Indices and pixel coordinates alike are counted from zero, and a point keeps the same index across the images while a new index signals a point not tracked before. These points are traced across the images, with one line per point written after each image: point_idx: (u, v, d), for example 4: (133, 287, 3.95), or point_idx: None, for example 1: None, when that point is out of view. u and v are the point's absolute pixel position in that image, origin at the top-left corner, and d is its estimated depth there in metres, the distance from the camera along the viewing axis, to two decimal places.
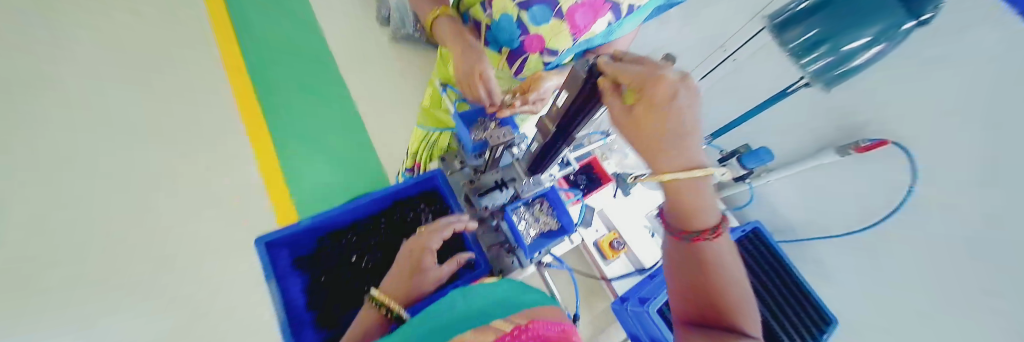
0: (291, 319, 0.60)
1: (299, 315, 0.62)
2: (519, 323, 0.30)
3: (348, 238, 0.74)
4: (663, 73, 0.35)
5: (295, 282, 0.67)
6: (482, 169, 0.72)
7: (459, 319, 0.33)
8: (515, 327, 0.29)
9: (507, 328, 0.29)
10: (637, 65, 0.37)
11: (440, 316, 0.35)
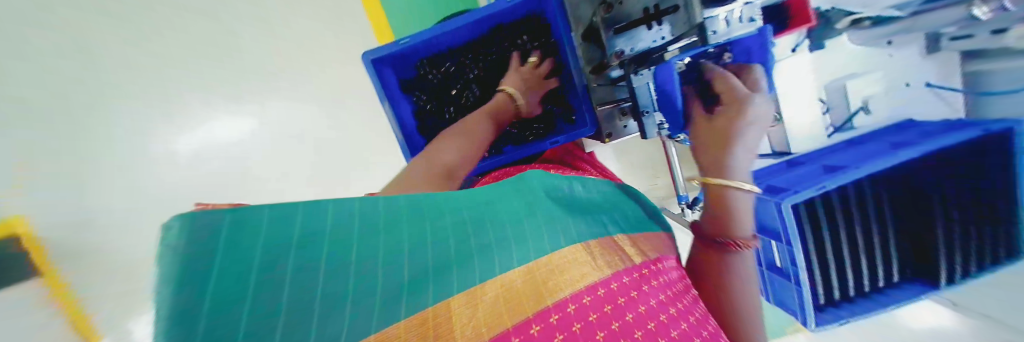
0: (411, 146, 0.65)
1: (414, 140, 0.67)
2: (650, 259, 0.39)
3: (447, 67, 0.64)
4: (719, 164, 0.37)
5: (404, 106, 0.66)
6: None
7: (601, 221, 0.44)
8: (648, 263, 0.38)
9: (641, 260, 0.38)
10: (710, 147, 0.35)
11: (585, 211, 0.46)
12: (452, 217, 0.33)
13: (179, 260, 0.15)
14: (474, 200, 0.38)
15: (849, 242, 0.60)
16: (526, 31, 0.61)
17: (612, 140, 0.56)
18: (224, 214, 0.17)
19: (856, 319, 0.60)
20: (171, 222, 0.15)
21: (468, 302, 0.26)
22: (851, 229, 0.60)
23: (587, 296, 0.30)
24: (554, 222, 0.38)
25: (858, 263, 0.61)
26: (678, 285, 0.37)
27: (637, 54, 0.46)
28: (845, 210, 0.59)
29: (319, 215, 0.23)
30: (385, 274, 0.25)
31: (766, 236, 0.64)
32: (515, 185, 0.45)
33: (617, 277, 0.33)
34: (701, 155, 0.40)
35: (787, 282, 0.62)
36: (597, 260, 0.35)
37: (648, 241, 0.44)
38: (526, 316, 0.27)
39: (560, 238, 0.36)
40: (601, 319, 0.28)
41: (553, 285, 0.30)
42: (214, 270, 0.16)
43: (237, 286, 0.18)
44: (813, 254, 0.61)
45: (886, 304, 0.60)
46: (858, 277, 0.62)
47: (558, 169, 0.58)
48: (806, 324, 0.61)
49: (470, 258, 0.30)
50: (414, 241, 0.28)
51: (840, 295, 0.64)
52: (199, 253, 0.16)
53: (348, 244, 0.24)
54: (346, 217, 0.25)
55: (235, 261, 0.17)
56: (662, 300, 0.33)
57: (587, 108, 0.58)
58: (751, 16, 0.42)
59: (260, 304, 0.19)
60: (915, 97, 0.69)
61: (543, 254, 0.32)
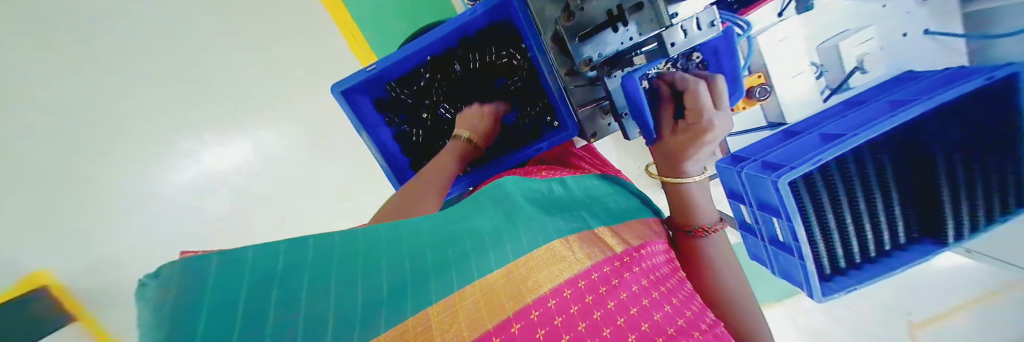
0: (393, 167, 0.66)
1: (396, 161, 0.68)
2: (632, 246, 0.41)
3: (419, 86, 0.62)
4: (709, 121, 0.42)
5: (385, 130, 0.67)
6: None
7: (581, 216, 0.46)
8: (630, 251, 0.40)
9: (623, 248, 0.40)
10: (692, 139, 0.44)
11: (563, 207, 0.47)
12: (431, 233, 0.34)
13: (164, 303, 0.18)
14: (454, 215, 0.38)
15: (854, 210, 0.59)
16: (497, 43, 0.58)
17: (596, 140, 0.56)
18: (207, 257, 0.21)
19: (865, 286, 0.60)
20: (156, 271, 0.19)
21: (450, 308, 0.26)
22: (855, 200, 0.58)
23: (568, 289, 0.31)
24: (535, 221, 0.39)
25: (862, 232, 0.61)
26: (661, 270, 0.40)
27: (608, 59, 0.44)
28: (847, 180, 0.57)
29: (297, 251, 0.26)
30: (366, 290, 0.26)
31: (767, 213, 0.63)
32: (490, 193, 0.44)
33: (598, 267, 0.35)
34: (664, 158, 0.49)
35: (790, 257, 0.62)
36: (577, 253, 0.36)
37: (637, 228, 0.47)
38: (506, 316, 0.27)
39: (542, 236, 0.36)
40: (583, 309, 0.30)
41: (536, 276, 0.31)
42: (197, 306, 0.19)
43: (221, 322, 0.20)
44: (817, 229, 0.59)
45: (892, 267, 0.60)
46: (863, 246, 0.62)
47: (551, 169, 0.60)
48: (812, 296, 0.62)
49: (450, 266, 0.30)
50: (395, 255, 0.30)
51: (846, 263, 0.64)
52: (177, 293, 0.19)
53: (326, 268, 0.26)
54: (323, 248, 0.27)
55: (221, 293, 0.21)
56: (644, 286, 0.35)
57: (568, 111, 0.58)
58: (712, 20, 0.40)
59: (245, 329, 0.21)
60: (912, 48, 0.66)
61: (523, 254, 0.33)
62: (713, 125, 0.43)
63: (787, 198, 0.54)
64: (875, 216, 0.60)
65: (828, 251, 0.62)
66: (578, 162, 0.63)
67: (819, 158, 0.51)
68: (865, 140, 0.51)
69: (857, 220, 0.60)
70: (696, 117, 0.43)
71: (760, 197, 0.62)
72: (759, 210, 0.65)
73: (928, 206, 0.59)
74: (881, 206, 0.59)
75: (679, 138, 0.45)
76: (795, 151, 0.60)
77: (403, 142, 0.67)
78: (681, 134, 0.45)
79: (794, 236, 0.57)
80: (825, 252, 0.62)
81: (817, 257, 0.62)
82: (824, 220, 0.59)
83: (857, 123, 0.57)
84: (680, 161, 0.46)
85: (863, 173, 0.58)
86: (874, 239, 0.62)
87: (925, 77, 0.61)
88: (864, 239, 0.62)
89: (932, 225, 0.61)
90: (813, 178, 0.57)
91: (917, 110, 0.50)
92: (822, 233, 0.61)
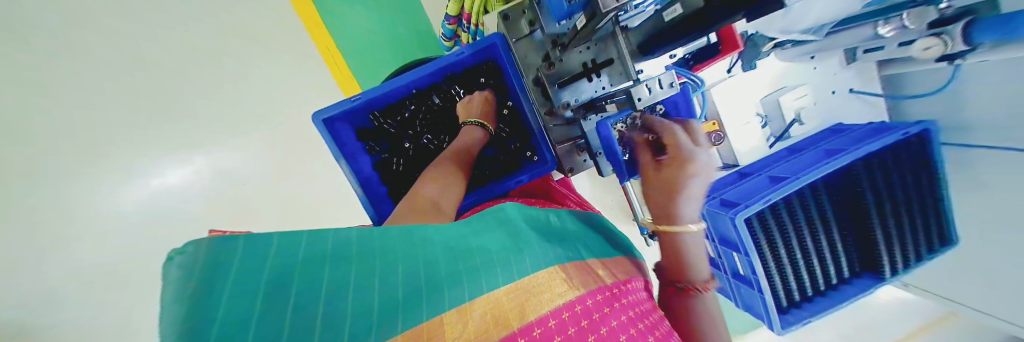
0: (371, 197, 0.66)
1: (375, 188, 0.67)
2: (620, 280, 0.42)
3: (404, 117, 0.66)
4: (695, 157, 0.43)
5: (366, 156, 0.68)
6: (564, 42, 0.45)
7: (575, 247, 0.47)
8: (618, 283, 0.41)
9: (612, 280, 0.41)
10: (684, 180, 0.43)
11: (562, 238, 0.49)
12: (441, 244, 0.34)
13: (197, 272, 0.19)
14: (458, 231, 0.39)
15: (806, 245, 0.64)
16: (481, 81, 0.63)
17: (574, 175, 0.60)
18: (236, 238, 0.21)
19: (816, 318, 0.65)
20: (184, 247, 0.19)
21: (459, 318, 0.27)
22: (807, 238, 0.64)
23: (566, 311, 0.31)
24: (535, 246, 0.40)
25: (814, 268, 0.66)
26: (646, 306, 0.40)
27: (583, 104, 0.49)
28: (795, 217, 0.63)
29: (318, 242, 0.26)
30: (383, 291, 0.26)
31: (728, 248, 0.67)
32: (494, 215, 0.46)
33: (592, 294, 0.35)
34: (655, 205, 0.46)
35: (752, 290, 0.66)
36: (573, 279, 0.36)
37: (619, 263, 0.49)
38: (512, 329, 0.27)
39: (540, 261, 0.37)
40: (579, 332, 0.30)
41: (538, 296, 0.32)
42: (223, 285, 0.19)
43: (243, 311, 0.20)
44: (774, 265, 0.64)
45: (839, 300, 0.66)
46: (815, 280, 0.68)
47: (540, 203, 0.62)
48: (775, 329, 0.65)
49: (461, 278, 0.30)
50: (407, 261, 0.30)
51: (800, 296, 0.69)
52: (209, 266, 0.19)
53: (345, 268, 0.26)
54: (343, 244, 0.27)
55: (240, 280, 0.21)
56: (630, 318, 0.35)
57: (547, 146, 0.62)
58: (672, 81, 0.44)
59: (265, 321, 0.20)
60: (841, 104, 0.77)
61: (526, 275, 0.34)
62: (694, 154, 0.43)
63: (746, 234, 0.58)
64: (822, 253, 0.66)
65: (784, 287, 0.67)
66: (563, 200, 0.65)
67: (768, 197, 0.57)
68: (805, 182, 0.58)
69: (808, 256, 0.66)
70: (676, 150, 0.44)
71: (721, 231, 0.67)
72: (721, 245, 0.69)
73: (865, 242, 0.66)
74: (826, 244, 0.65)
75: (666, 180, 0.44)
76: (748, 190, 0.66)
77: (383, 171, 0.67)
78: (669, 182, 0.44)
79: (753, 270, 0.61)
80: (782, 285, 0.66)
81: (775, 290, 0.66)
82: (778, 257, 0.64)
83: (797, 167, 0.65)
84: (674, 206, 0.43)
85: (810, 215, 0.64)
86: (823, 273, 0.68)
87: (851, 129, 0.71)
88: (814, 273, 0.67)
89: (871, 262, 0.67)
90: (766, 216, 0.63)
91: (845, 159, 0.58)
92: (777, 268, 0.65)
